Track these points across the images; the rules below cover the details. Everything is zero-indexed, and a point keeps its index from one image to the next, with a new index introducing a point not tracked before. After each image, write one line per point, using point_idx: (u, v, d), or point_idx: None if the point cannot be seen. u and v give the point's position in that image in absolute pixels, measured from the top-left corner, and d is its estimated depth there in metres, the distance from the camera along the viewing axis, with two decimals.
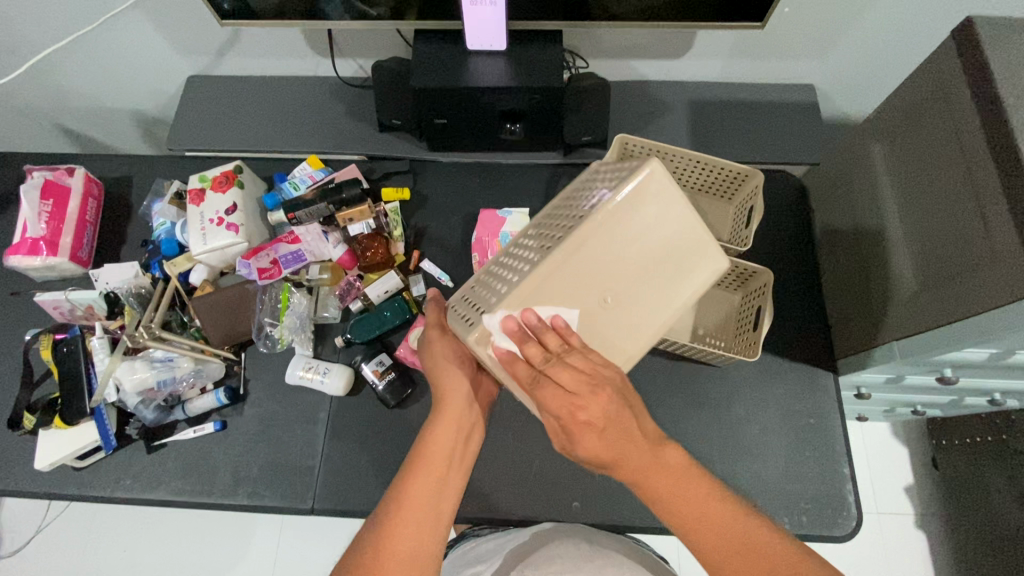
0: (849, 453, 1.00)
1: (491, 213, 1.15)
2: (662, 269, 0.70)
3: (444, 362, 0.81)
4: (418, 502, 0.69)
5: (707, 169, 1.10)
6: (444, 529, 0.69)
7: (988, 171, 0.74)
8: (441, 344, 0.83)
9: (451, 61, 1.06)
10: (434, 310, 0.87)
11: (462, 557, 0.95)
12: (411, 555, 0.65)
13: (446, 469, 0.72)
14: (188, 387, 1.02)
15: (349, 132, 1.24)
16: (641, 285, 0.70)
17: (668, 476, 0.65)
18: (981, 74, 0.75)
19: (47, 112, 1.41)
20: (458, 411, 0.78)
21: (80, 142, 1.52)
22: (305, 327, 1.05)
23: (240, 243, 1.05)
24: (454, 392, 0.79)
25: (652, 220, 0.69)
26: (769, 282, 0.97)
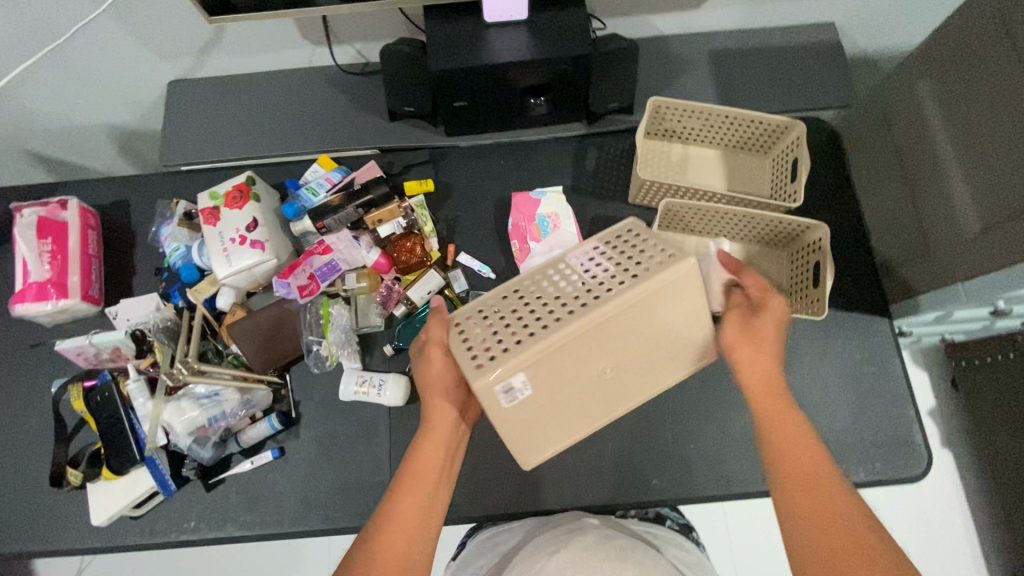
0: (912, 395, 1.01)
1: (524, 196, 1.10)
2: (658, 354, 0.78)
3: (434, 390, 0.76)
4: (408, 512, 0.68)
5: (743, 124, 1.07)
6: (432, 539, 0.69)
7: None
8: (438, 366, 0.75)
9: (468, 38, 0.98)
10: (436, 327, 0.75)
11: (503, 547, 0.92)
12: (402, 564, 0.65)
13: (436, 486, 0.71)
14: (239, 418, 0.97)
15: (358, 126, 1.16)
16: (638, 365, 0.78)
17: (779, 417, 0.68)
18: None
19: (16, 139, 1.28)
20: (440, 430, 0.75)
21: (56, 168, 1.40)
22: (351, 341, 1.01)
23: (268, 260, 0.98)
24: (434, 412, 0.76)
25: (669, 311, 0.74)
26: (826, 236, 0.95)
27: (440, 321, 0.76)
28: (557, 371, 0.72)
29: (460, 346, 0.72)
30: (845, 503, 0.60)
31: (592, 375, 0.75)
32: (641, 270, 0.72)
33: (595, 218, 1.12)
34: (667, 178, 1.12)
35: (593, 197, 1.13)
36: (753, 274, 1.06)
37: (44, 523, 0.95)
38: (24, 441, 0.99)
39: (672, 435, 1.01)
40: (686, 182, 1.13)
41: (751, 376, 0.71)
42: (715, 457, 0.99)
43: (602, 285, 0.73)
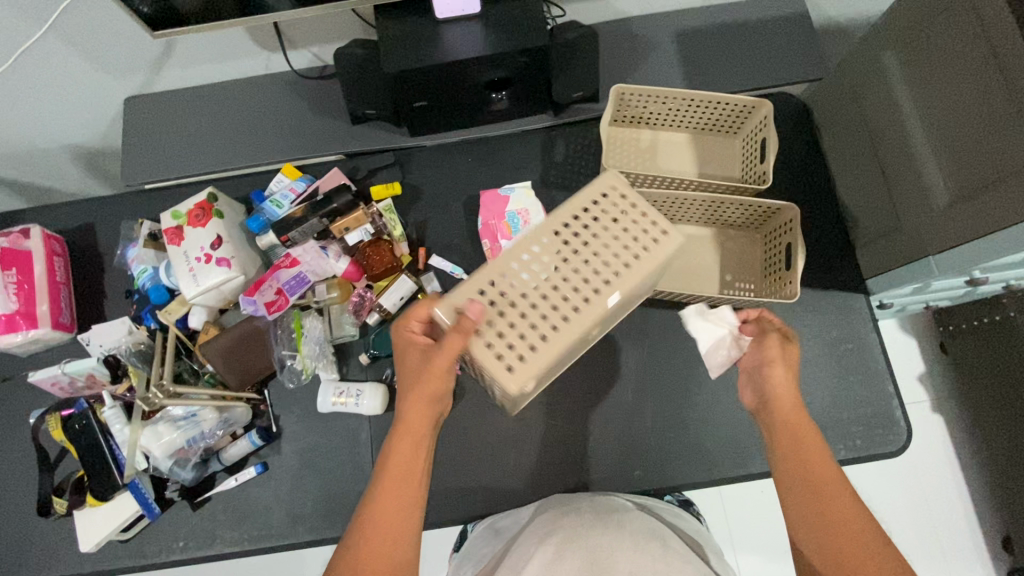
0: (891, 370, 1.00)
1: (492, 194, 1.08)
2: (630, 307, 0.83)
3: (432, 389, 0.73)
4: (390, 513, 0.68)
5: (709, 107, 1.04)
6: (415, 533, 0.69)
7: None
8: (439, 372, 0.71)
9: (420, 36, 0.95)
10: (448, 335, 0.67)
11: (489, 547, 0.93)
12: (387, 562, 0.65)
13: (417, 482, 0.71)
14: (219, 437, 0.97)
15: (321, 131, 1.14)
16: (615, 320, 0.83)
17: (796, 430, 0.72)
18: None
19: None
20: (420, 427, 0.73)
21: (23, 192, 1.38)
22: (326, 352, 1.00)
23: (236, 277, 0.97)
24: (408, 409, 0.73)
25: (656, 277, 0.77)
26: (796, 216, 0.94)
27: (462, 338, 0.67)
28: (569, 352, 0.73)
29: (478, 347, 0.67)
30: (847, 503, 0.65)
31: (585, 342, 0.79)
32: (644, 245, 0.72)
33: None
34: (637, 165, 1.10)
35: (563, 190, 1.12)
36: (726, 258, 1.06)
37: (34, 552, 0.96)
38: (7, 473, 0.99)
39: (653, 425, 1.01)
40: (657, 169, 1.11)
41: (775, 399, 0.75)
42: (697, 445, 1.00)
43: (606, 261, 0.71)
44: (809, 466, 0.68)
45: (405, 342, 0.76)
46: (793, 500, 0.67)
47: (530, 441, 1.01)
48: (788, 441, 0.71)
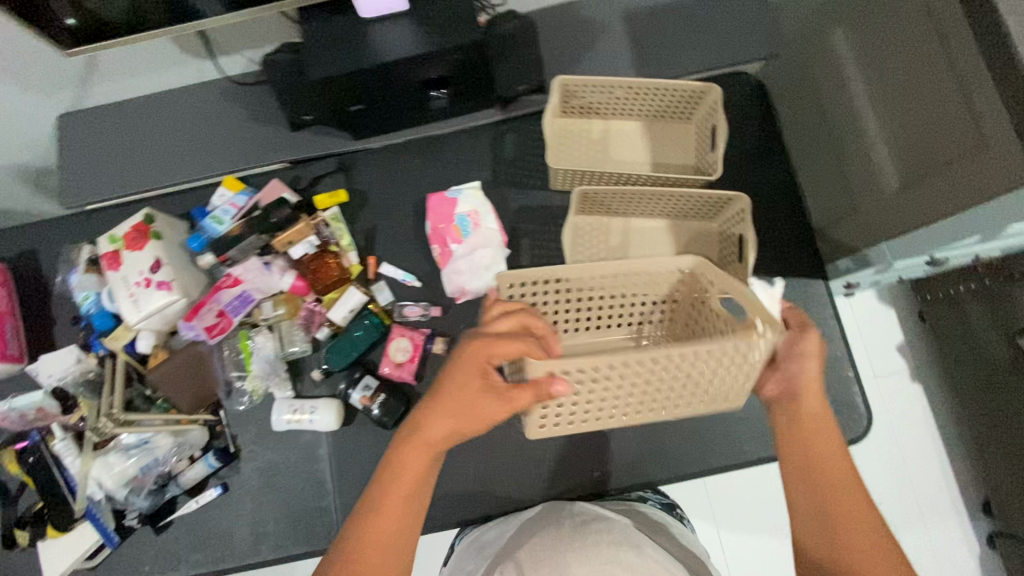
0: (852, 356, 0.99)
1: (439, 196, 1.05)
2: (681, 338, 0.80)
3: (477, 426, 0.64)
4: (380, 534, 0.62)
5: (659, 93, 1.00)
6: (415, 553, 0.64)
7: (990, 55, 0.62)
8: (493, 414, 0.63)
9: (347, 38, 0.91)
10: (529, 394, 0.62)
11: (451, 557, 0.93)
12: None
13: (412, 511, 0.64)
14: (176, 461, 0.96)
15: (260, 139, 1.09)
16: None
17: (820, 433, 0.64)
18: None
19: None
20: (435, 446, 0.64)
21: None
22: (277, 369, 0.99)
23: (178, 300, 0.95)
24: (431, 426, 0.64)
25: None
26: (747, 207, 0.91)
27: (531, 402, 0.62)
28: None
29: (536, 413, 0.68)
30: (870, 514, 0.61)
31: None
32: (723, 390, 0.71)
33: (518, 210, 1.07)
34: (588, 157, 1.07)
35: (514, 187, 1.08)
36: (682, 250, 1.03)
37: None
38: None
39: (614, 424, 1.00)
40: (610, 160, 1.07)
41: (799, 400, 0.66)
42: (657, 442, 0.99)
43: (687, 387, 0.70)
44: (826, 486, 0.63)
45: (472, 366, 0.63)
46: (803, 514, 0.64)
47: (490, 447, 1.00)
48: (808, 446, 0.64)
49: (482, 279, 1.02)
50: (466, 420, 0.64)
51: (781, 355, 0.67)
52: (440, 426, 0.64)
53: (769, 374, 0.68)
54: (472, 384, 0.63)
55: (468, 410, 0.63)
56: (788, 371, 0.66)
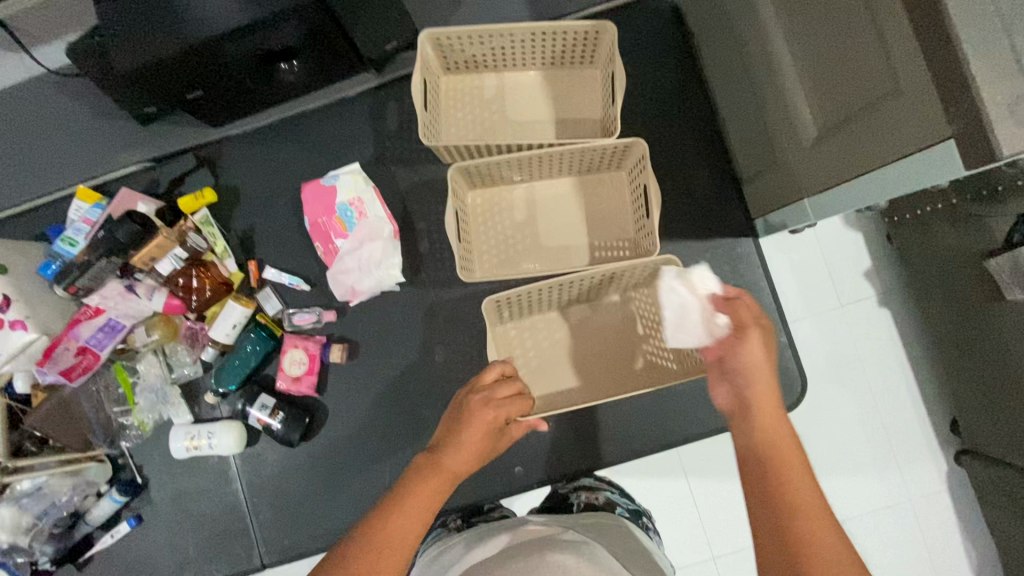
0: (784, 318, 0.90)
1: (316, 185, 0.93)
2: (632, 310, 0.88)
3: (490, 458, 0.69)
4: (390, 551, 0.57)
5: (548, 37, 0.86)
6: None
7: None
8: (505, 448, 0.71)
9: (150, 15, 0.74)
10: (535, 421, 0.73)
11: None
12: None
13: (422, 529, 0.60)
14: (80, 500, 0.93)
15: (110, 140, 0.97)
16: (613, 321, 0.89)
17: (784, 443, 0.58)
18: None
19: None
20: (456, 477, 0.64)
21: None
22: (166, 396, 0.92)
23: (40, 337, 0.87)
24: (455, 456, 0.64)
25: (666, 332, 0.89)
26: (646, 152, 0.81)
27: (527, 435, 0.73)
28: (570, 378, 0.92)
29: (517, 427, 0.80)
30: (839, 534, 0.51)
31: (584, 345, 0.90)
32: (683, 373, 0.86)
33: (408, 189, 0.95)
34: (480, 121, 0.93)
35: (402, 164, 0.96)
36: (594, 220, 0.91)
37: None
38: None
39: None
40: (505, 121, 0.93)
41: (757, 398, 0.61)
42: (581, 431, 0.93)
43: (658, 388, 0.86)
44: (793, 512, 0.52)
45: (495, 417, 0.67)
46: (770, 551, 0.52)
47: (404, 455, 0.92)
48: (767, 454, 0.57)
49: (375, 278, 0.92)
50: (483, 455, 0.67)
51: (725, 357, 0.64)
52: (463, 460, 0.65)
53: (719, 383, 0.65)
54: (495, 423, 0.67)
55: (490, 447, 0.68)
56: (735, 372, 0.63)
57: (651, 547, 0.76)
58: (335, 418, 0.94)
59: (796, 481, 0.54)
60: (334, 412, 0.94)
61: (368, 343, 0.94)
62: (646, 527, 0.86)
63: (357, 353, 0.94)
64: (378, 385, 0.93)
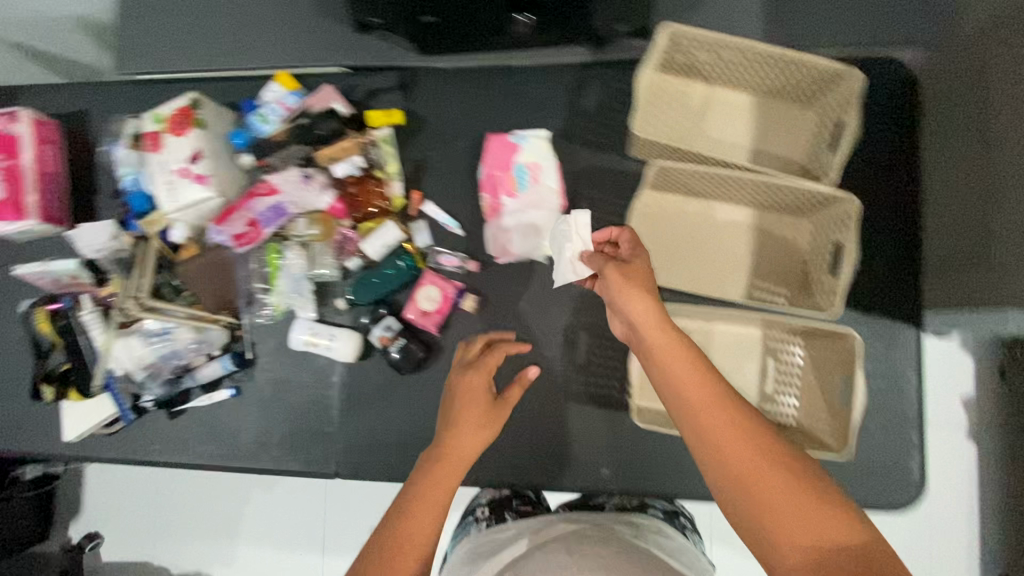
0: (920, 419, 0.87)
1: (501, 138, 0.94)
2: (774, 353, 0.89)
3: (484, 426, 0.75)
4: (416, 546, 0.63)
5: (783, 67, 0.83)
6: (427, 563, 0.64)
7: None
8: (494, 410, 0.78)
9: None
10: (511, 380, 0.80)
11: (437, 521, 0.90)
12: None
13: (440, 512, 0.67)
14: (194, 356, 0.97)
15: (323, 37, 1.00)
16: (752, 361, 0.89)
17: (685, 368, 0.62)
18: None
19: None
20: (466, 459, 0.73)
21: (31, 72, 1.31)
22: (302, 290, 0.95)
23: (213, 198, 0.91)
24: (459, 446, 0.73)
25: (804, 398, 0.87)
26: (854, 212, 0.77)
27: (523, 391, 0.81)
28: None
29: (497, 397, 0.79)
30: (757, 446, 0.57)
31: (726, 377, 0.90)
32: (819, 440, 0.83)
33: (585, 170, 0.95)
34: (679, 127, 0.92)
35: (586, 144, 0.96)
36: (762, 256, 0.90)
37: (23, 431, 1.01)
38: (3, 350, 1.03)
39: (636, 428, 0.91)
40: (703, 134, 0.92)
41: (649, 328, 0.64)
42: (677, 460, 0.90)
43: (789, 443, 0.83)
44: (704, 431, 0.59)
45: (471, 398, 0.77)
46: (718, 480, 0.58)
47: None
48: (668, 376, 0.62)
49: (529, 245, 0.93)
50: (491, 428, 0.76)
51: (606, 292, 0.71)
52: (472, 442, 0.74)
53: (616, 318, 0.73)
54: (479, 400, 0.76)
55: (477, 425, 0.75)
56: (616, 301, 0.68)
57: (685, 542, 0.81)
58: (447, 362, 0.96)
59: (690, 388, 0.61)
60: (448, 356, 0.95)
61: (501, 303, 0.95)
62: (681, 525, 0.91)
63: (487, 308, 0.95)
64: None
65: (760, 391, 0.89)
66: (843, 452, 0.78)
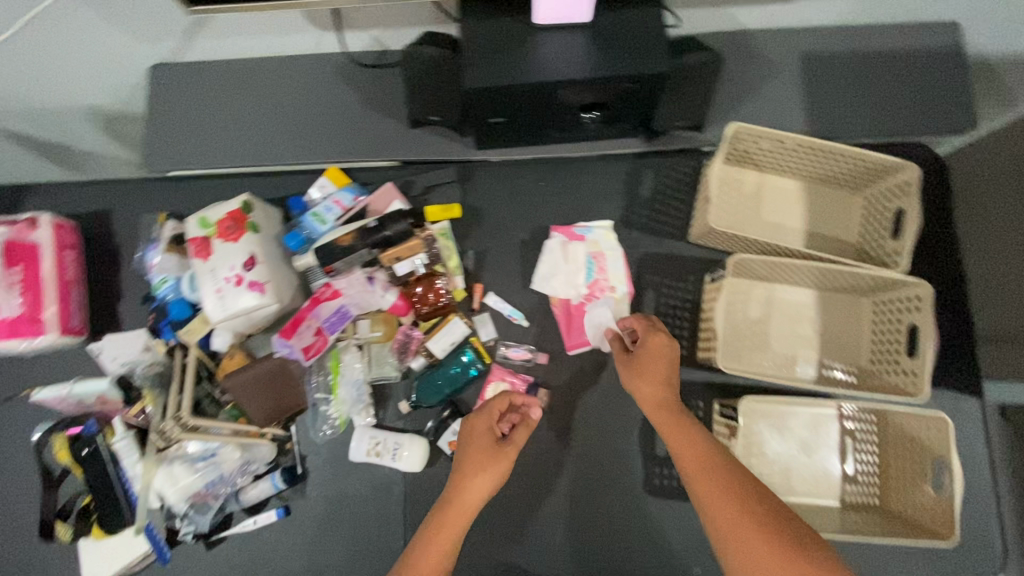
0: (995, 487, 0.89)
1: (567, 230, 0.95)
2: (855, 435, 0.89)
3: (482, 471, 0.72)
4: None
5: (837, 157, 0.88)
6: None
7: None
8: (504, 457, 0.73)
9: (511, 43, 0.77)
10: (522, 428, 0.76)
11: None
12: None
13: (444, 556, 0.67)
14: (240, 477, 0.87)
15: (371, 130, 0.97)
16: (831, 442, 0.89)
17: (685, 438, 0.70)
18: None
19: None
20: (471, 508, 0.71)
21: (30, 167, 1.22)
22: (363, 395, 0.89)
23: (269, 305, 0.85)
24: (465, 493, 0.71)
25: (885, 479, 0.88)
26: (927, 296, 0.80)
27: (529, 433, 0.77)
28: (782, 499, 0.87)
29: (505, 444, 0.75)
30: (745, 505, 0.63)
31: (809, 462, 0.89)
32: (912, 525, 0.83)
33: (647, 257, 0.96)
34: (736, 215, 0.95)
35: (646, 231, 0.97)
36: (828, 336, 0.92)
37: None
38: (8, 482, 0.91)
39: None
40: (759, 220, 0.95)
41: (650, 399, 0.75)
42: None
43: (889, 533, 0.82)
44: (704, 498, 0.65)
45: (479, 438, 0.75)
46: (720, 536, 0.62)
47: (579, 519, 0.89)
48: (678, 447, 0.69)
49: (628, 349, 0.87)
50: (493, 473, 0.72)
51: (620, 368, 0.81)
52: (480, 487, 0.71)
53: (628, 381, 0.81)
54: (483, 441, 0.74)
55: (482, 471, 0.72)
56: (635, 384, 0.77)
57: None
58: (519, 462, 0.90)
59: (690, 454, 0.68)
60: (520, 456, 0.90)
61: (572, 396, 0.92)
62: None
63: (558, 402, 0.92)
64: (570, 441, 0.91)
65: (841, 471, 0.89)
66: (952, 536, 0.78)
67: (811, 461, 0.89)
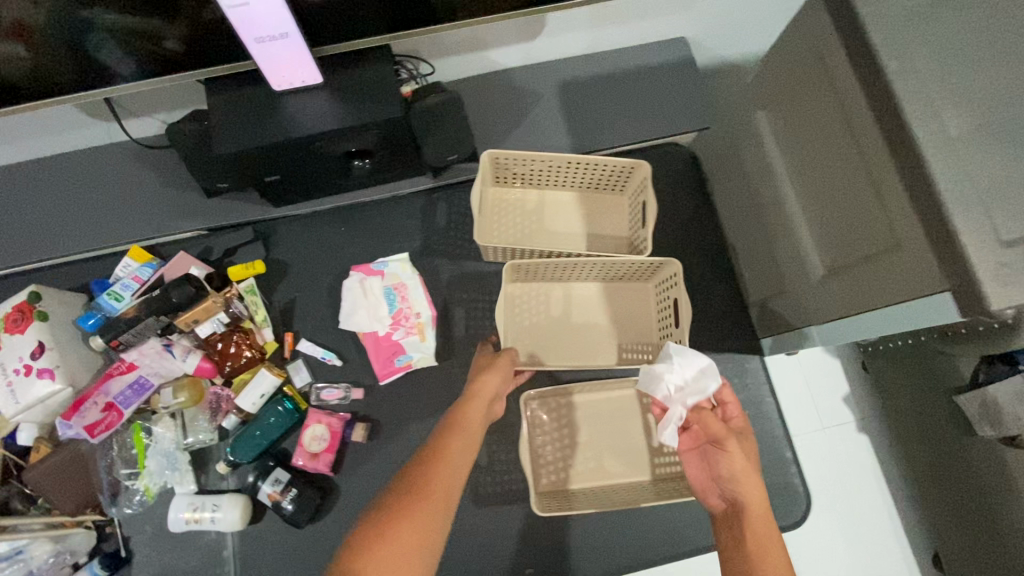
0: (788, 436, 1.01)
1: (365, 267, 1.00)
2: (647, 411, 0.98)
3: (482, 391, 0.77)
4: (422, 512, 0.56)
5: (590, 166, 0.98)
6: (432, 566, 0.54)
7: (898, 156, 0.61)
8: (495, 373, 0.81)
9: (260, 110, 0.84)
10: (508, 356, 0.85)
11: None
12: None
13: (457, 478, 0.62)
14: (56, 572, 0.85)
15: (168, 206, 1.01)
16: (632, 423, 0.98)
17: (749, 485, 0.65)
18: (861, 46, 0.63)
19: None
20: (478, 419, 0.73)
21: None
22: (177, 462, 0.90)
23: (64, 389, 0.86)
24: (474, 404, 0.74)
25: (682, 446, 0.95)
26: (679, 271, 0.91)
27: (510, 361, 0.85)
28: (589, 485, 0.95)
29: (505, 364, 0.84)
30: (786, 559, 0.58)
31: (616, 449, 0.96)
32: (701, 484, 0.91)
33: (449, 282, 1.03)
34: (521, 231, 1.03)
35: (445, 258, 1.04)
36: (618, 323, 0.99)
37: None
38: None
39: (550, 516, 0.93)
40: (545, 232, 1.03)
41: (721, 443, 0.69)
42: (599, 538, 0.95)
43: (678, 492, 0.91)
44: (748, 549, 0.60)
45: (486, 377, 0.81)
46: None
47: None
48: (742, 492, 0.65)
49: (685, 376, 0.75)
50: (489, 388, 0.78)
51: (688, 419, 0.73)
52: (478, 408, 0.74)
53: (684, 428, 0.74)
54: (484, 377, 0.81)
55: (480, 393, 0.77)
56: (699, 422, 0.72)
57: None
58: (349, 501, 0.92)
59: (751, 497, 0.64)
60: (346, 494, 0.92)
61: (392, 426, 0.95)
62: None
63: (379, 434, 0.95)
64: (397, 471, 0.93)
65: (649, 446, 0.96)
66: None
67: (621, 441, 0.96)
